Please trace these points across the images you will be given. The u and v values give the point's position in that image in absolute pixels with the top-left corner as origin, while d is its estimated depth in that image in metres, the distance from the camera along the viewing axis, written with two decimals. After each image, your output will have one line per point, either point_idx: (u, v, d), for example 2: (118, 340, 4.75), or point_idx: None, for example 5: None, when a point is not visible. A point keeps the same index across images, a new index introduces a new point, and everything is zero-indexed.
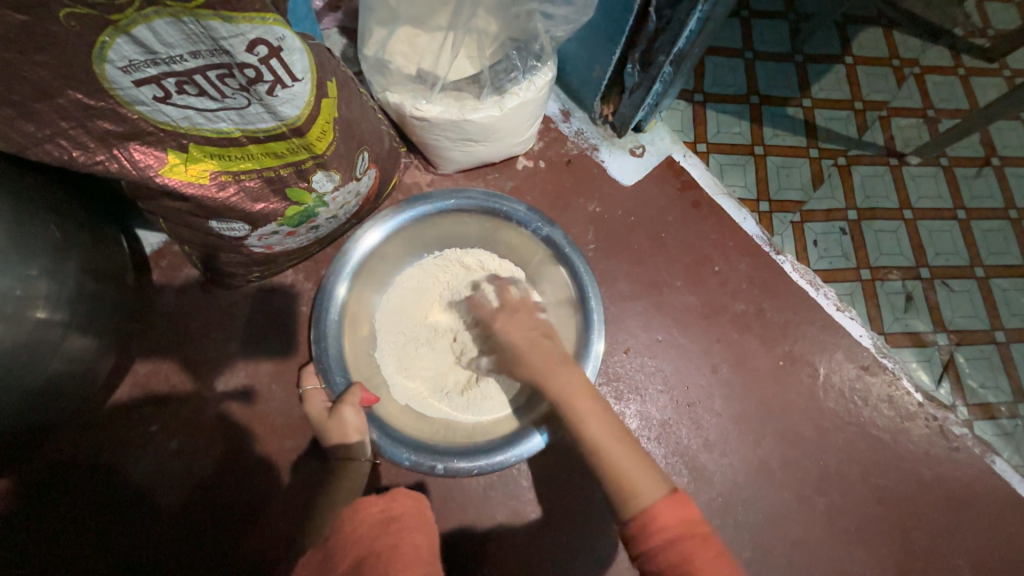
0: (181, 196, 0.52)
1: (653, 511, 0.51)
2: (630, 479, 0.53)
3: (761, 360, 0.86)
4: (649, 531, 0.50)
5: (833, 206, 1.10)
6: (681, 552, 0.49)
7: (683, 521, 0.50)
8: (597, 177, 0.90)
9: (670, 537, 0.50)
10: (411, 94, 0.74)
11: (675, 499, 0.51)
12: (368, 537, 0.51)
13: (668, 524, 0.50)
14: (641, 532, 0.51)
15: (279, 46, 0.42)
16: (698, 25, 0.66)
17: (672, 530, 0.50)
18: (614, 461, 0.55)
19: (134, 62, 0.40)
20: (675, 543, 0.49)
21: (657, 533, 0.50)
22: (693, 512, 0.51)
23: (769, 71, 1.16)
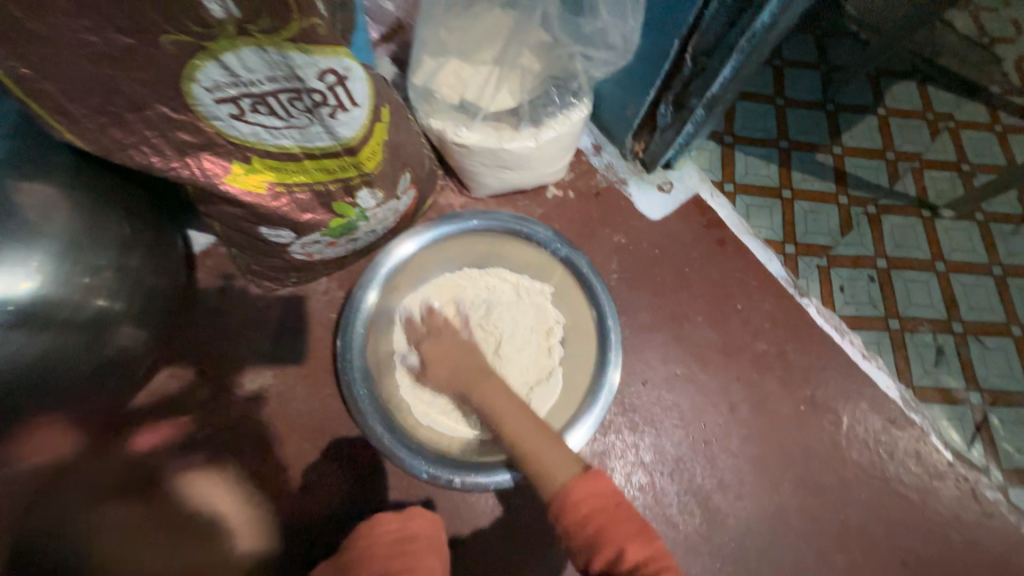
0: (239, 203, 0.56)
1: (567, 488, 0.52)
2: (545, 461, 0.56)
3: (782, 403, 0.84)
4: (568, 510, 0.51)
5: (861, 253, 1.09)
6: (594, 528, 0.50)
7: (595, 496, 0.51)
8: (624, 209, 0.93)
9: (584, 514, 0.51)
10: (453, 122, 0.78)
11: (590, 475, 0.53)
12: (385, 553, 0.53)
13: (582, 498, 0.51)
14: (563, 512, 0.52)
15: (345, 76, 0.47)
16: (732, 72, 0.70)
17: (586, 506, 0.51)
18: (525, 444, 0.58)
19: (220, 88, 0.45)
20: (591, 520, 0.50)
21: (576, 511, 0.51)
22: (606, 483, 0.53)
23: (799, 117, 1.18)
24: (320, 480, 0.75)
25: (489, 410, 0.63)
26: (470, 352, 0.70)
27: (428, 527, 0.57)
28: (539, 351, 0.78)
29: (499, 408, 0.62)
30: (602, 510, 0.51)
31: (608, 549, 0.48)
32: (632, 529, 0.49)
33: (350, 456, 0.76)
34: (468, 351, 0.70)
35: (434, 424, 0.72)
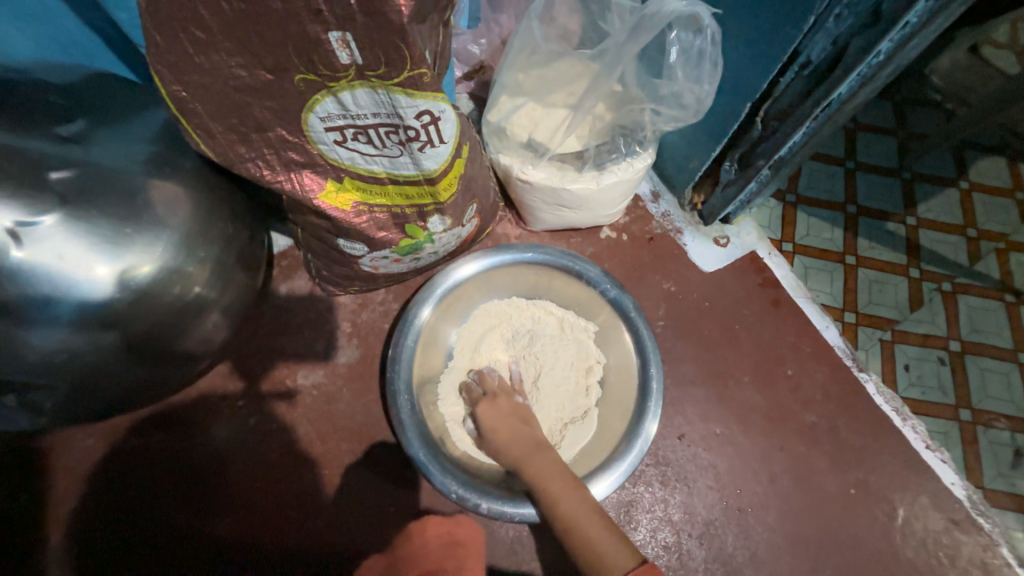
0: (326, 216, 0.63)
1: None
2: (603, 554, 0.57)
3: (828, 482, 0.79)
4: None
5: (931, 331, 1.03)
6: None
7: None
8: (677, 258, 0.93)
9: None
10: (520, 159, 0.84)
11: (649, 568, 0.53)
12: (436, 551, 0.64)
13: None
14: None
15: (439, 117, 0.52)
16: (803, 138, 0.71)
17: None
18: (580, 529, 0.59)
19: (330, 117, 0.51)
20: None
21: None
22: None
23: (871, 183, 1.14)
24: (353, 482, 0.79)
25: (541, 485, 0.64)
26: (526, 423, 0.71)
27: (471, 535, 0.68)
28: (577, 388, 0.79)
29: (552, 488, 0.63)
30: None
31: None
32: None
33: (384, 461, 0.80)
34: (523, 423, 0.71)
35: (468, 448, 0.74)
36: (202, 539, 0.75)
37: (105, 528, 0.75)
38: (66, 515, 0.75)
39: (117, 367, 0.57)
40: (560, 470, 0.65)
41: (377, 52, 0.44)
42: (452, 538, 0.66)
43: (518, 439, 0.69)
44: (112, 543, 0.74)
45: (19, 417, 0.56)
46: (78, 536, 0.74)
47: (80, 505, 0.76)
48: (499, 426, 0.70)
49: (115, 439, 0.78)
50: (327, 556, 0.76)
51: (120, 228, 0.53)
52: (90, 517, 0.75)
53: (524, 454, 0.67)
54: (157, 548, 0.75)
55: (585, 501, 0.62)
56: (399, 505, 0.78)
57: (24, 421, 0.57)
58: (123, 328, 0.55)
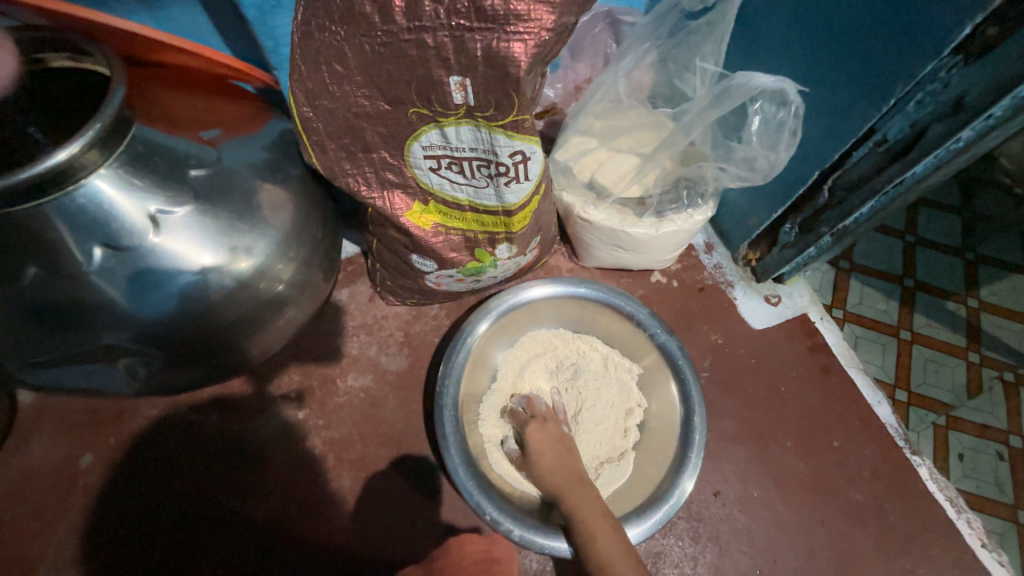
0: (406, 233, 0.68)
1: None
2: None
3: (870, 567, 0.75)
4: None
5: (989, 422, 0.98)
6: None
7: None
8: (726, 312, 0.93)
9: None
10: (582, 199, 0.88)
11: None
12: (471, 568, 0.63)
13: None
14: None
15: (529, 158, 0.56)
16: (870, 211, 0.72)
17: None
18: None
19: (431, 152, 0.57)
20: None
21: None
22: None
23: (931, 259, 1.12)
24: (386, 488, 0.81)
25: (580, 520, 0.64)
26: (568, 451, 0.72)
27: (507, 552, 0.67)
28: (614, 427, 0.80)
29: (591, 523, 0.63)
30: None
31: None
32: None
33: (418, 473, 0.82)
34: (568, 450, 0.72)
35: (503, 472, 0.76)
36: (237, 523, 0.78)
37: (151, 498, 0.79)
38: (119, 479, 0.80)
39: (205, 346, 0.62)
40: (603, 512, 0.65)
41: (489, 97, 0.49)
42: (488, 555, 0.66)
43: (563, 468, 0.70)
44: (155, 514, 0.78)
45: (115, 382, 0.62)
46: (125, 502, 0.79)
47: (132, 473, 0.80)
48: (542, 451, 0.71)
49: (174, 413, 0.83)
50: (350, 560, 0.77)
51: (235, 224, 0.59)
52: (139, 485, 0.80)
53: (567, 486, 0.68)
54: (196, 525, 0.78)
55: (621, 545, 0.62)
56: (426, 518, 0.79)
57: (117, 384, 0.63)
58: (218, 313, 0.60)
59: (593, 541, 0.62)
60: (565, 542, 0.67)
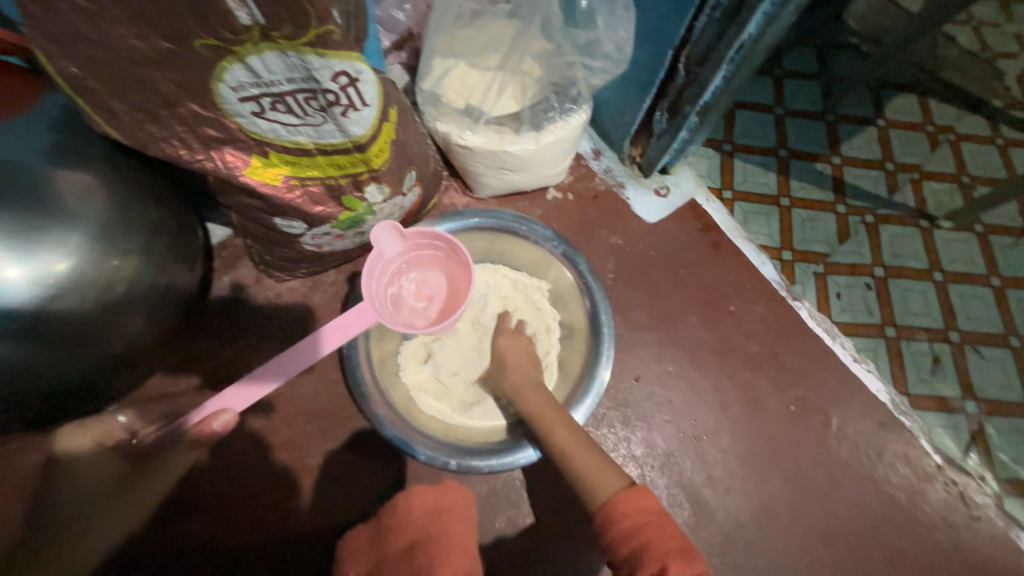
0: (256, 195, 0.61)
1: (617, 499, 0.57)
2: (592, 477, 0.61)
3: (772, 403, 0.86)
4: (618, 516, 0.56)
5: (859, 261, 1.11)
6: (640, 540, 0.54)
7: (643, 509, 0.56)
8: (621, 213, 0.96)
9: (635, 524, 0.55)
10: (457, 126, 0.82)
11: (639, 489, 0.58)
12: (419, 521, 0.59)
13: (630, 511, 0.56)
14: (609, 521, 0.57)
15: (357, 77, 0.52)
16: (723, 82, 0.74)
17: (636, 519, 0.55)
18: (577, 461, 0.63)
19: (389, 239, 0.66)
20: (637, 533, 0.54)
21: (627, 519, 0.56)
22: (656, 502, 0.57)
23: (799, 127, 1.20)
24: (327, 462, 0.81)
25: (542, 419, 0.68)
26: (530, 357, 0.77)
27: (458, 499, 0.63)
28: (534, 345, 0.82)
29: (549, 419, 0.68)
30: (649, 524, 0.55)
31: (650, 565, 0.51)
32: (677, 549, 0.52)
33: (356, 438, 0.81)
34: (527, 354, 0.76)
35: (435, 414, 0.76)
36: (184, 526, 0.78)
37: None
38: None
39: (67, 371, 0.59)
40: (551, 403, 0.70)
41: (280, 10, 0.42)
42: (437, 504, 0.61)
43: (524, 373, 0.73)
44: None
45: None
46: None
47: None
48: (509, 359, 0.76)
49: None
50: (303, 532, 0.79)
51: (30, 219, 0.52)
52: None
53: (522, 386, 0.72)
54: (140, 540, 0.77)
55: (580, 435, 0.66)
56: (373, 476, 0.81)
57: None
58: (49, 328, 0.55)
59: (554, 432, 0.66)
60: (530, 449, 0.72)
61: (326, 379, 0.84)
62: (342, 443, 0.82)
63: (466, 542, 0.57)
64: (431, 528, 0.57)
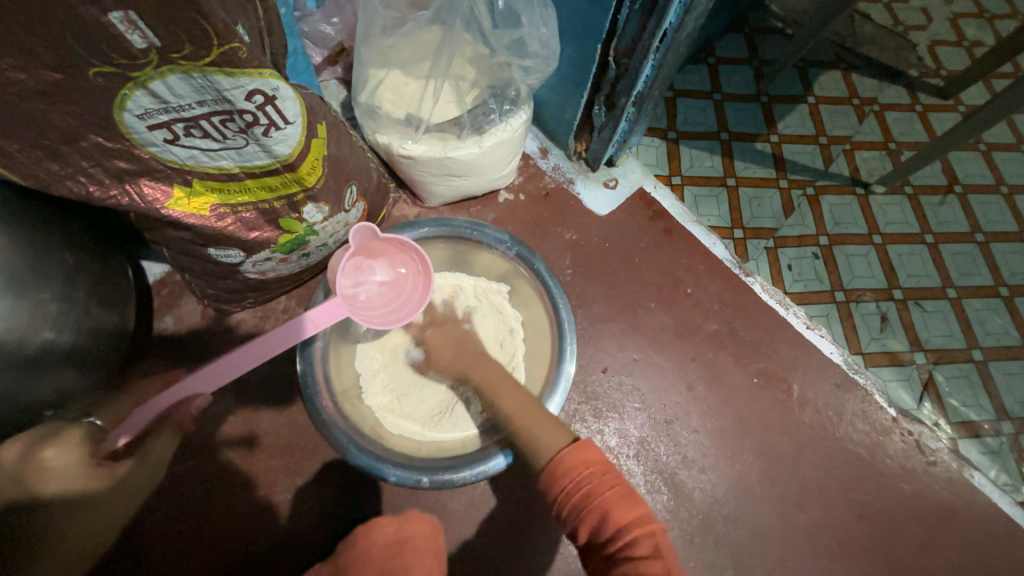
0: (183, 226, 0.58)
1: (560, 456, 0.53)
2: (540, 437, 0.57)
3: (736, 377, 0.88)
4: (558, 472, 0.53)
5: (804, 232, 1.16)
6: (583, 493, 0.51)
7: (585, 460, 0.52)
8: (573, 208, 0.97)
9: (577, 480, 0.52)
10: (399, 136, 0.81)
11: (579, 444, 0.53)
12: (379, 555, 0.58)
13: (570, 465, 0.52)
14: (554, 478, 0.53)
15: (274, 95, 0.50)
16: (652, 72, 0.75)
17: (575, 473, 0.52)
18: (524, 422, 0.61)
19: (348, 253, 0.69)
20: (579, 484, 0.51)
21: (569, 473, 0.52)
22: (595, 451, 0.54)
23: (736, 110, 1.25)
24: (295, 496, 0.78)
25: (494, 388, 0.67)
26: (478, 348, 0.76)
27: (423, 529, 0.62)
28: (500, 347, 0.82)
29: (499, 387, 0.67)
30: (589, 476, 0.52)
31: (595, 515, 0.50)
32: (618, 495, 0.51)
33: (324, 466, 0.79)
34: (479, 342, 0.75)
35: (404, 432, 0.75)
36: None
37: None
38: None
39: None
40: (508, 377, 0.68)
41: (175, 30, 0.40)
42: (399, 536, 0.60)
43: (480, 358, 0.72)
44: None
45: None
46: None
47: None
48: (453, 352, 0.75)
49: None
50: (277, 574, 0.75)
51: None
52: None
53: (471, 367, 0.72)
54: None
55: (529, 398, 0.64)
56: (346, 503, 0.78)
57: None
58: None
59: (500, 399, 0.65)
60: (497, 458, 0.70)
61: (287, 409, 0.81)
62: (310, 474, 0.79)
63: (430, 573, 0.55)
64: (391, 559, 0.57)
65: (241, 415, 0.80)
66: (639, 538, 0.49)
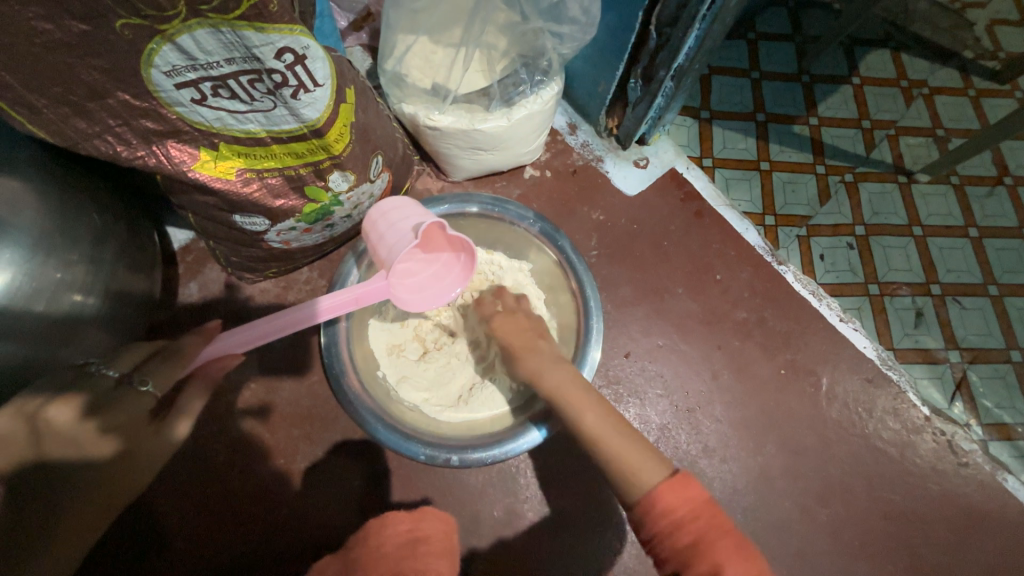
0: (209, 190, 0.57)
1: (658, 491, 0.53)
2: (632, 465, 0.57)
3: (763, 368, 0.86)
4: (655, 512, 0.53)
5: (840, 221, 1.11)
6: (688, 538, 0.51)
7: (688, 501, 0.52)
8: (601, 187, 0.93)
9: (680, 522, 0.52)
10: (425, 106, 0.78)
11: (677, 482, 0.53)
12: (392, 554, 0.56)
13: (672, 504, 0.52)
14: (655, 515, 0.53)
15: (304, 55, 0.47)
16: (695, 43, 0.71)
17: (681, 514, 0.52)
18: (610, 452, 0.59)
19: (390, 199, 0.63)
20: (685, 529, 0.51)
21: (664, 515, 0.52)
22: (697, 490, 0.54)
23: (775, 90, 1.18)
24: (314, 465, 0.79)
25: (562, 398, 0.64)
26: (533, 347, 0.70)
27: (438, 529, 0.61)
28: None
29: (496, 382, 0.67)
30: (695, 518, 0.52)
31: (703, 564, 0.49)
32: (732, 545, 0.50)
33: (343, 436, 0.80)
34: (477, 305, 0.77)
35: (425, 407, 0.75)
36: (163, 540, 0.76)
37: None
38: None
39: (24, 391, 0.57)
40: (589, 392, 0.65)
41: None
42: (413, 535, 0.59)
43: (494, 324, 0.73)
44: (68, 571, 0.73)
45: None
46: None
47: None
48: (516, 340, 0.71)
49: None
50: (296, 538, 0.77)
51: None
52: None
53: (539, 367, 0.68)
54: (116, 554, 0.75)
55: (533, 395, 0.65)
56: (364, 474, 0.79)
57: None
58: None
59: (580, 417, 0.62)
60: (524, 436, 0.70)
61: (307, 380, 0.81)
62: (329, 444, 0.79)
63: None
64: (405, 561, 0.55)
65: (263, 384, 0.81)
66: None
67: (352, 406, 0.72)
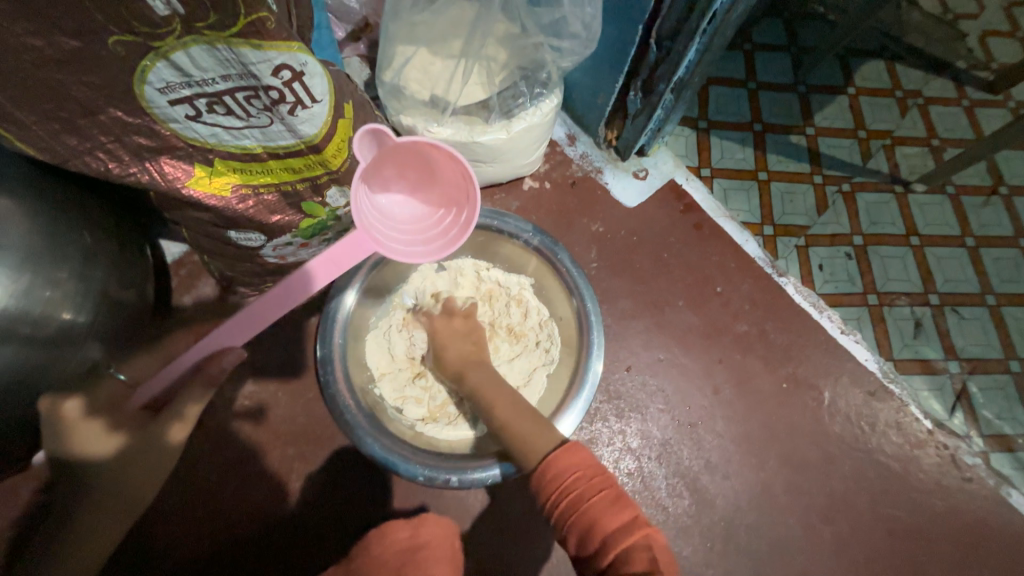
0: (203, 207, 0.55)
1: (548, 461, 0.55)
2: (529, 441, 0.59)
3: (764, 382, 0.85)
4: (546, 477, 0.55)
5: (837, 231, 1.10)
6: (571, 497, 0.52)
7: (575, 464, 0.54)
8: (601, 199, 0.93)
9: (561, 482, 0.53)
10: (423, 118, 0.77)
11: (566, 448, 0.56)
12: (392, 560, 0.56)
13: (560, 468, 0.54)
14: (545, 483, 0.55)
15: (301, 71, 0.46)
16: (696, 56, 0.70)
17: (564, 476, 0.54)
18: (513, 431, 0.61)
19: (367, 133, 0.54)
20: (568, 489, 0.53)
21: (552, 478, 0.54)
22: (586, 456, 0.55)
23: (772, 101, 1.18)
24: (310, 484, 0.77)
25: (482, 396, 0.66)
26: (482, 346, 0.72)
27: (437, 534, 0.60)
28: (534, 349, 0.79)
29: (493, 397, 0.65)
30: (579, 480, 0.53)
31: (582, 521, 0.51)
32: (606, 501, 0.51)
33: (340, 454, 0.78)
34: (472, 341, 0.73)
35: (424, 426, 0.74)
36: (154, 564, 0.73)
37: None
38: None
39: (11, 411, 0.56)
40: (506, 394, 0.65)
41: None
42: (413, 542, 0.58)
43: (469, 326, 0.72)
44: None
45: None
46: None
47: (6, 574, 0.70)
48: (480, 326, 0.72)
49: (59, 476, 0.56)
50: (293, 559, 0.75)
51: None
52: None
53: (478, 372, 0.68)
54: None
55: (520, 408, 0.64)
56: (361, 493, 0.77)
57: None
58: None
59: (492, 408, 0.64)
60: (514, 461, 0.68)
61: (303, 395, 0.80)
62: (325, 463, 0.78)
63: None
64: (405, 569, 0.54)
65: (257, 400, 0.79)
66: (632, 548, 0.49)
67: (346, 426, 0.70)
